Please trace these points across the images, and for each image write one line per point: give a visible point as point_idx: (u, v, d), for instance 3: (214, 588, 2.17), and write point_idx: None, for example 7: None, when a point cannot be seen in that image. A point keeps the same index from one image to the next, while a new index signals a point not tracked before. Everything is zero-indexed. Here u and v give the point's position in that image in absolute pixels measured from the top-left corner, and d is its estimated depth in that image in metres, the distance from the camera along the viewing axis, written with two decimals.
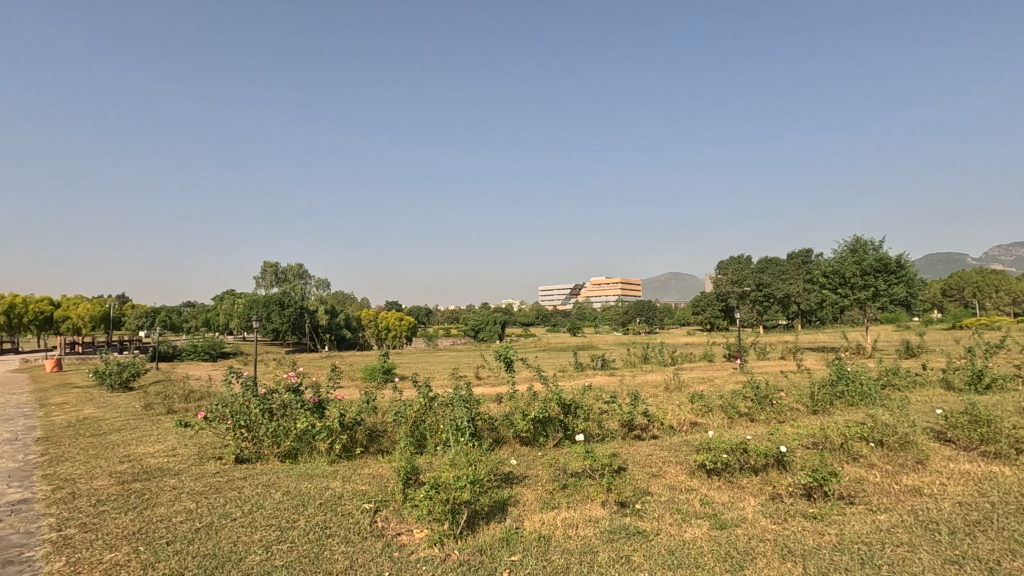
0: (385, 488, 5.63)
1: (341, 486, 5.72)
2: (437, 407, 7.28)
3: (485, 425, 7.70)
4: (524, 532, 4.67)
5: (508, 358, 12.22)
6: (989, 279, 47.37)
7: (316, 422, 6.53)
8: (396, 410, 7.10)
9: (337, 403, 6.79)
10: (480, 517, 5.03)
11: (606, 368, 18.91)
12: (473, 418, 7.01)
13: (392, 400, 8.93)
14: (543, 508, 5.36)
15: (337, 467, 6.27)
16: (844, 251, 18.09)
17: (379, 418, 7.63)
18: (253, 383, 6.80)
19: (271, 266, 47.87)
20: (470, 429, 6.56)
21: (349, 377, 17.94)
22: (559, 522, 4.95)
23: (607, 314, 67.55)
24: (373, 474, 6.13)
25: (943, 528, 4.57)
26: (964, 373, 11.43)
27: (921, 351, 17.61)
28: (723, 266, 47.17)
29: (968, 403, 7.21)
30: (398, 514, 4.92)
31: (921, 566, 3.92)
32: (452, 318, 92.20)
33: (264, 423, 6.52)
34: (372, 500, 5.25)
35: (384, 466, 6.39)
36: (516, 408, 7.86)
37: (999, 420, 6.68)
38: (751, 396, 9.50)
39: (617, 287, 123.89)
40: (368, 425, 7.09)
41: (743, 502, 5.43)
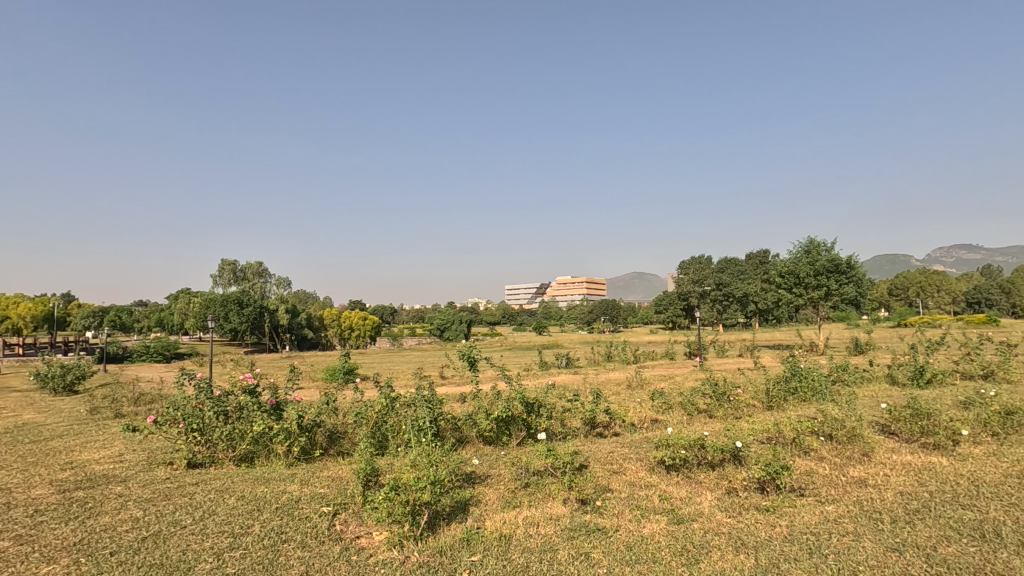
0: (345, 491, 5.50)
1: (299, 489, 5.56)
2: (399, 407, 7.16)
3: (448, 426, 7.66)
4: (484, 532, 4.65)
5: (471, 357, 12.13)
6: (931, 279, 49.94)
7: (274, 424, 6.31)
8: (357, 411, 6.96)
9: (297, 404, 6.58)
10: (441, 518, 4.97)
11: (571, 366, 19.01)
12: (435, 418, 6.93)
13: (354, 401, 8.75)
14: (505, 507, 5.34)
15: (295, 470, 6.10)
16: (799, 252, 18.72)
17: (339, 420, 7.47)
18: (207, 385, 6.52)
19: (230, 265, 46.35)
20: (432, 429, 6.50)
21: (310, 378, 17.52)
22: (520, 521, 4.95)
23: (573, 313, 68.09)
24: (333, 476, 6.00)
25: (885, 517, 4.78)
26: (907, 368, 12.00)
27: (870, 349, 18.37)
28: (685, 266, 48.32)
29: (910, 397, 7.55)
30: (357, 517, 4.81)
31: (864, 555, 4.08)
32: (417, 318, 91.14)
33: (218, 427, 6.28)
34: (331, 503, 5.12)
35: (345, 468, 6.25)
36: (479, 408, 7.81)
37: (937, 413, 7.03)
38: (710, 393, 9.72)
39: (582, 287, 125.10)
40: (328, 426, 6.95)
41: (700, 497, 5.55)
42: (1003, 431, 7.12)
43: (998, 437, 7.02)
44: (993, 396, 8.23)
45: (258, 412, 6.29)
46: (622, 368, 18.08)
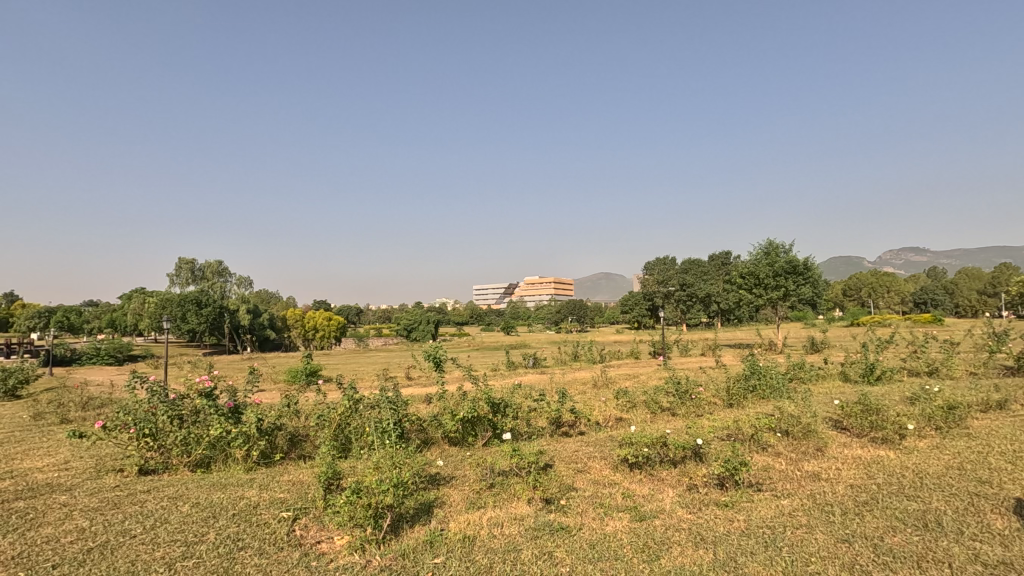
0: (306, 495, 5.36)
1: (258, 495, 5.39)
2: (362, 409, 7.02)
3: (413, 427, 7.58)
4: (448, 533, 4.61)
5: (437, 358, 11.99)
6: (882, 281, 52.06)
7: (232, 428, 6.09)
8: (319, 413, 6.80)
9: (256, 406, 6.38)
10: (404, 520, 4.90)
11: (538, 366, 19.05)
12: (399, 420, 6.83)
13: (316, 403, 8.56)
14: (469, 508, 5.30)
15: (254, 475, 5.91)
16: (759, 254, 19.23)
17: (301, 422, 7.28)
18: (160, 388, 6.23)
19: (188, 263, 44.74)
20: (397, 430, 6.40)
21: (272, 380, 17.08)
22: (484, 522, 4.92)
23: (540, 313, 68.40)
24: (293, 480, 5.84)
25: (836, 510, 4.94)
26: (859, 365, 12.47)
27: (825, 347, 19.04)
28: (651, 267, 49.16)
29: (861, 394, 7.84)
30: (318, 522, 4.69)
31: (816, 546, 4.21)
32: (384, 318, 89.95)
33: (173, 432, 6.03)
34: (291, 508, 4.97)
35: (306, 472, 6.10)
36: (445, 408, 7.74)
37: (885, 409, 7.33)
38: (673, 391, 9.89)
39: (551, 287, 125.97)
40: (289, 429, 6.77)
41: (662, 494, 5.63)
42: (946, 425, 7.48)
43: (941, 431, 7.36)
44: (937, 392, 8.62)
45: (215, 416, 6.06)
46: (588, 368, 18.21)
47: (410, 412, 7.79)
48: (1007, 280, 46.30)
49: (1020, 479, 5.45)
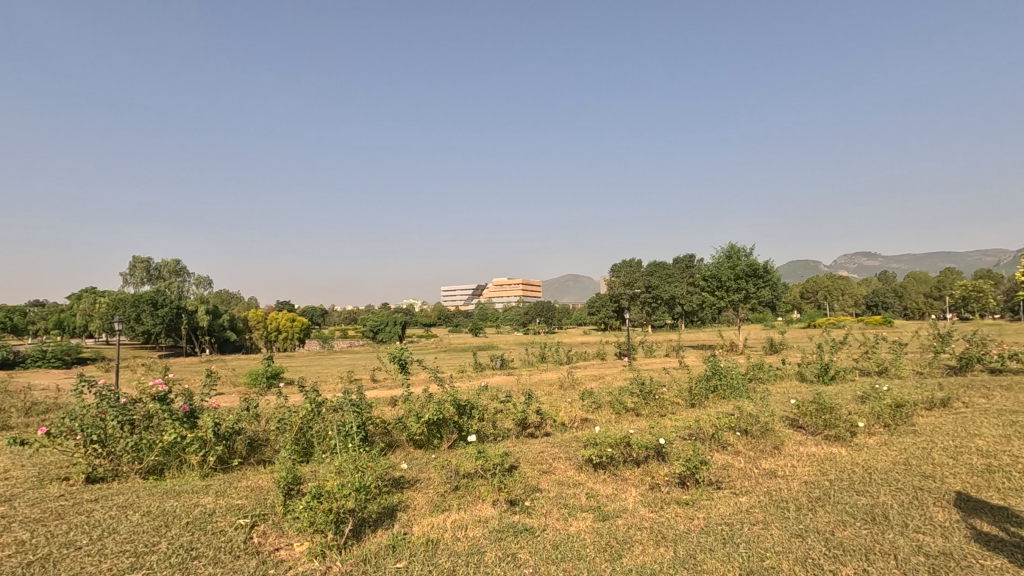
0: (265, 501, 5.21)
1: (213, 502, 5.21)
2: (325, 412, 6.87)
3: (377, 430, 7.47)
4: (411, 537, 4.55)
5: (402, 360, 11.84)
6: (837, 284, 54.04)
7: (187, 433, 5.88)
8: (280, 417, 6.61)
9: (213, 411, 6.17)
10: (367, 525, 4.82)
11: (505, 368, 19.05)
12: (363, 423, 6.71)
13: (277, 406, 8.35)
14: (433, 511, 5.25)
15: (210, 481, 5.71)
16: (721, 257, 19.69)
17: (261, 426, 7.07)
18: (109, 393, 5.95)
19: (142, 261, 42.93)
20: (360, 434, 6.29)
21: (231, 383, 16.58)
22: (448, 525, 4.88)
23: (508, 314, 68.47)
24: (252, 486, 5.67)
25: (791, 505, 5.10)
26: (814, 366, 12.93)
27: (783, 348, 19.66)
28: (617, 269, 49.83)
29: (816, 393, 8.11)
30: (277, 528, 4.56)
31: (771, 541, 4.33)
32: (349, 319, 88.42)
33: (123, 438, 5.76)
34: (248, 514, 4.83)
35: (265, 477, 5.93)
36: (410, 410, 7.66)
37: (838, 407, 7.60)
38: (637, 392, 10.04)
39: (519, 288, 126.38)
40: (248, 434, 6.56)
41: (624, 493, 5.70)
42: (894, 422, 7.82)
43: (889, 428, 7.70)
44: (885, 390, 9.00)
45: (169, 420, 5.83)
46: (555, 369, 18.31)
47: (374, 415, 7.68)
48: (951, 284, 48.71)
49: (960, 473, 5.74)
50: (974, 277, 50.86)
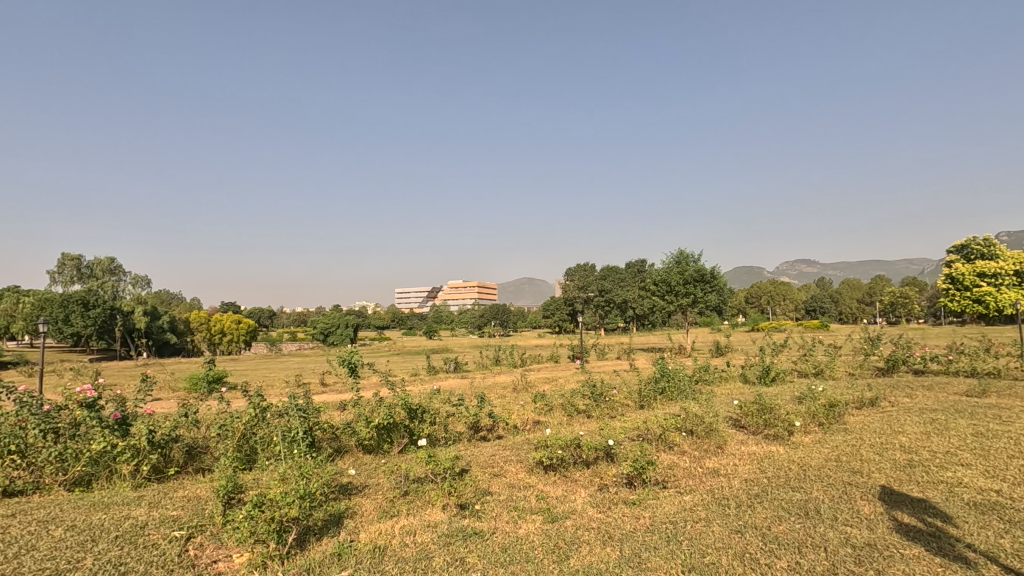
0: (202, 511, 4.99)
1: (146, 514, 4.94)
2: (269, 418, 6.63)
3: (325, 435, 7.28)
4: (358, 545, 4.46)
5: (352, 363, 11.56)
6: (779, 289, 56.54)
7: (118, 441, 5.54)
8: (221, 423, 6.33)
9: (148, 417, 5.84)
10: (312, 532, 4.69)
11: (459, 371, 18.92)
12: (310, 428, 6.52)
13: (218, 412, 7.99)
14: (381, 517, 5.16)
15: (143, 492, 5.40)
16: (671, 263, 20.26)
17: (201, 433, 6.75)
18: (31, 399, 5.56)
19: (72, 259, 40.19)
20: (307, 440, 6.11)
21: (169, 388, 15.75)
22: (396, 531, 4.82)
23: (463, 317, 68.12)
24: (189, 496, 5.41)
25: (731, 503, 5.30)
26: (756, 368, 13.49)
27: (728, 350, 20.43)
28: (572, 273, 50.52)
29: (757, 394, 8.47)
30: (215, 539, 4.37)
31: (712, 538, 4.48)
32: (298, 322, 85.70)
33: (46, 447, 5.37)
34: (184, 526, 4.60)
35: (204, 487, 5.67)
36: (359, 415, 7.51)
37: (777, 408, 7.97)
38: (588, 394, 10.20)
39: (475, 291, 126.07)
40: (186, 441, 6.24)
41: (574, 494, 5.78)
42: (827, 421, 8.25)
43: (823, 426, 8.12)
44: (821, 391, 9.48)
45: (98, 428, 5.48)
46: (508, 372, 18.33)
47: (322, 420, 7.49)
48: (881, 290, 51.94)
49: (884, 468, 6.12)
50: (900, 283, 54.51)
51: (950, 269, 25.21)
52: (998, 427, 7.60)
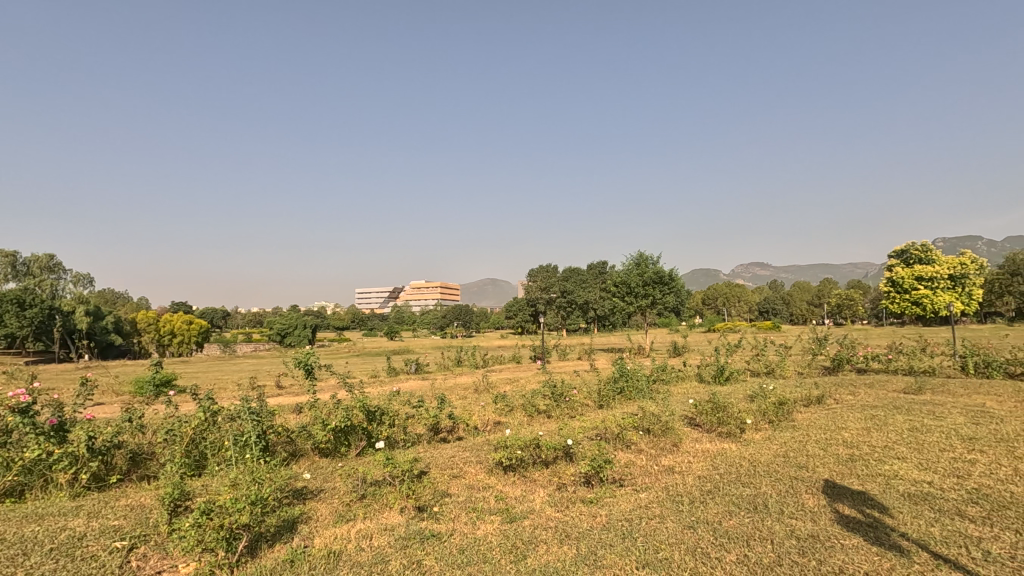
0: (146, 521, 4.78)
1: (84, 525, 4.70)
2: (220, 422, 6.40)
3: (279, 439, 7.08)
4: (312, 550, 4.37)
5: (309, 365, 11.29)
6: (734, 291, 58.34)
7: (54, 449, 5.25)
8: (168, 428, 6.08)
9: (88, 423, 5.56)
10: (263, 539, 4.57)
11: (420, 372, 18.73)
12: (263, 432, 6.33)
13: (165, 416, 7.68)
14: (337, 521, 5.07)
15: (81, 501, 5.14)
16: (631, 264, 20.62)
17: (146, 439, 6.46)
18: None
19: (7, 255, 37.80)
20: (260, 444, 5.93)
21: (112, 391, 15.00)
22: (353, 535, 4.74)
23: (425, 318, 67.46)
24: (132, 505, 5.17)
25: (685, 499, 5.45)
26: (711, 368, 13.89)
27: (685, 351, 20.95)
28: (534, 274, 50.82)
29: (711, 393, 8.72)
30: (160, 549, 4.19)
31: (665, 534, 4.60)
32: (254, 322, 83.06)
33: None
34: (126, 536, 4.40)
35: (148, 495, 5.43)
36: (316, 418, 7.34)
37: (730, 406, 8.24)
38: (549, 395, 10.29)
39: (437, 292, 125.18)
40: (130, 448, 5.97)
41: (533, 494, 5.82)
42: (776, 418, 8.59)
43: (772, 423, 8.44)
44: (772, 390, 9.86)
45: (32, 435, 5.18)
46: (470, 373, 18.26)
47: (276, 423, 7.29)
48: (828, 292, 54.26)
49: (828, 462, 6.41)
50: (846, 286, 57.21)
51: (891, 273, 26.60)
52: (931, 422, 8.07)
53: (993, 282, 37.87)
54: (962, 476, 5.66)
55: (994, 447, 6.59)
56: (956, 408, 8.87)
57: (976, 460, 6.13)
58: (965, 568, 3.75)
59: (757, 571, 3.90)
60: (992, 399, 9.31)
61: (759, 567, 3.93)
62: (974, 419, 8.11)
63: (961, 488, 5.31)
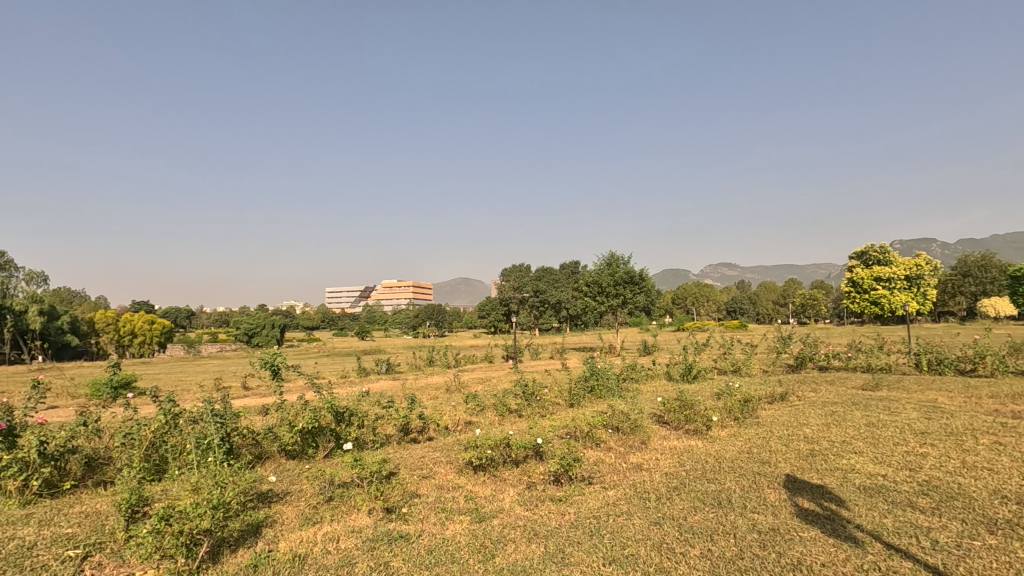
0: (102, 528, 4.61)
1: (35, 533, 4.51)
2: (182, 425, 6.21)
3: (244, 441, 6.93)
4: (276, 554, 4.28)
5: (275, 365, 11.05)
6: (703, 291, 59.47)
7: (3, 455, 5.04)
8: (127, 432, 5.88)
9: (40, 427, 5.35)
10: (226, 544, 4.45)
11: (391, 372, 18.53)
12: (227, 435, 6.17)
13: (123, 419, 7.42)
14: (303, 524, 4.99)
15: (32, 509, 4.93)
16: (602, 264, 20.81)
17: (103, 443, 6.24)
18: None
19: None
20: (224, 447, 5.78)
21: (67, 394, 14.42)
22: (319, 538, 4.68)
23: (396, 318, 66.77)
24: (87, 512, 4.98)
25: (652, 496, 5.54)
26: (680, 366, 14.13)
27: (655, 350, 21.24)
28: (507, 274, 50.89)
29: (679, 391, 8.88)
30: (116, 557, 4.04)
31: (632, 530, 4.66)
32: (220, 322, 80.97)
33: None
34: (80, 544, 4.24)
35: (105, 501, 5.25)
36: (282, 419, 7.20)
37: (697, 404, 8.40)
38: (520, 394, 10.32)
39: (409, 291, 124.12)
40: (85, 452, 5.76)
41: (502, 493, 5.83)
42: (742, 415, 8.81)
43: (738, 420, 8.65)
44: (737, 387, 10.10)
45: None
46: (441, 372, 18.17)
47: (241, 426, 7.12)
48: (793, 292, 55.72)
49: (790, 458, 6.61)
50: (810, 286, 58.83)
51: (851, 274, 27.48)
52: (887, 418, 8.39)
53: (947, 282, 39.46)
54: (914, 469, 5.91)
55: (944, 440, 6.90)
56: (910, 404, 9.24)
57: (927, 454, 6.40)
58: (914, 557, 3.92)
59: (721, 564, 3.99)
60: (943, 395, 9.73)
61: (722, 561, 4.03)
62: (926, 414, 8.47)
63: (913, 480, 5.53)
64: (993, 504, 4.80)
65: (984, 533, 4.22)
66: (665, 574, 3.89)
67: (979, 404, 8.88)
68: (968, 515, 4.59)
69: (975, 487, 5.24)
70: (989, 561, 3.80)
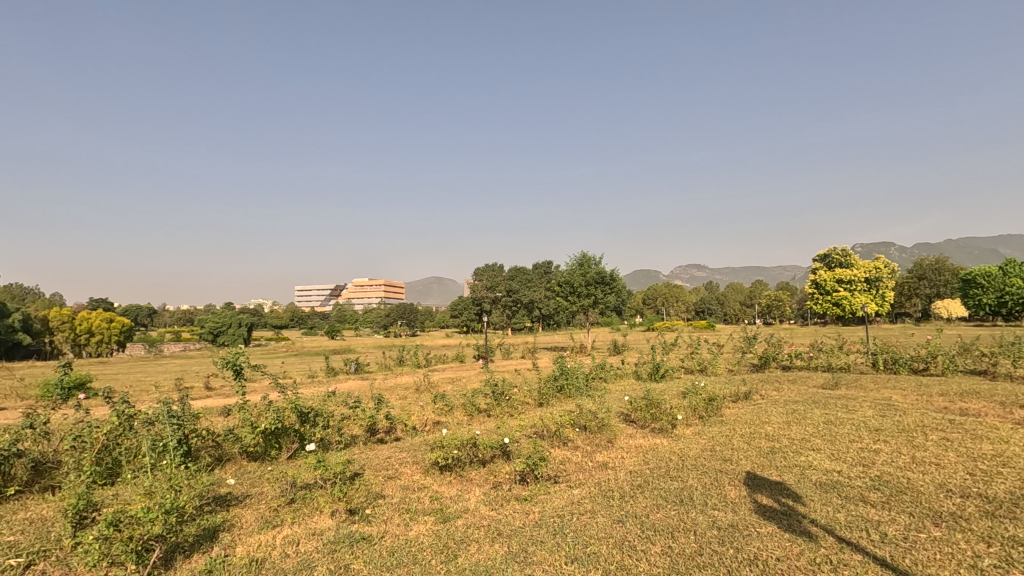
0: (48, 535, 4.39)
1: None
2: (138, 427, 5.95)
3: (204, 443, 6.69)
4: (232, 560, 4.13)
5: (239, 365, 10.72)
6: (673, 292, 60.46)
7: None
8: (77, 434, 5.60)
9: None
10: (179, 549, 4.28)
11: (359, 372, 18.20)
12: (184, 437, 5.93)
13: (74, 421, 7.08)
14: (262, 528, 4.85)
15: None
16: (574, 265, 20.91)
17: (51, 447, 5.91)
18: None
19: None
20: (180, 450, 5.56)
21: (16, 395, 13.73)
22: (279, 542, 4.55)
23: (367, 317, 65.84)
24: (31, 519, 4.73)
25: (616, 494, 5.57)
26: (648, 365, 14.28)
27: (624, 349, 21.42)
28: (480, 273, 50.78)
29: (646, 391, 8.94)
30: (61, 565, 3.84)
31: (595, 529, 4.67)
32: (183, 321, 78.40)
33: None
34: (22, 552, 4.01)
35: (51, 507, 4.99)
36: (244, 420, 6.98)
37: (664, 403, 8.49)
38: (489, 394, 10.27)
39: (381, 290, 122.60)
40: (32, 456, 5.47)
41: (468, 493, 5.78)
42: (706, 414, 8.92)
43: (703, 419, 8.76)
44: (704, 386, 10.23)
45: None
46: (411, 372, 17.95)
47: (200, 427, 6.89)
48: (760, 293, 57.11)
49: (751, 455, 6.73)
50: (775, 287, 60.46)
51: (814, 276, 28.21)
52: (844, 415, 8.63)
53: (903, 285, 40.89)
54: (867, 465, 6.08)
55: (895, 437, 7.13)
56: (867, 402, 9.51)
57: (879, 450, 6.60)
58: (864, 550, 4.02)
59: (680, 561, 4.01)
60: (896, 393, 10.03)
61: (682, 557, 4.06)
62: (880, 411, 8.74)
63: (865, 476, 5.70)
64: (939, 497, 4.99)
65: (930, 526, 4.36)
66: (625, 572, 3.90)
67: (930, 402, 9.20)
68: (916, 509, 4.75)
69: (923, 481, 5.44)
70: (933, 552, 3.93)
